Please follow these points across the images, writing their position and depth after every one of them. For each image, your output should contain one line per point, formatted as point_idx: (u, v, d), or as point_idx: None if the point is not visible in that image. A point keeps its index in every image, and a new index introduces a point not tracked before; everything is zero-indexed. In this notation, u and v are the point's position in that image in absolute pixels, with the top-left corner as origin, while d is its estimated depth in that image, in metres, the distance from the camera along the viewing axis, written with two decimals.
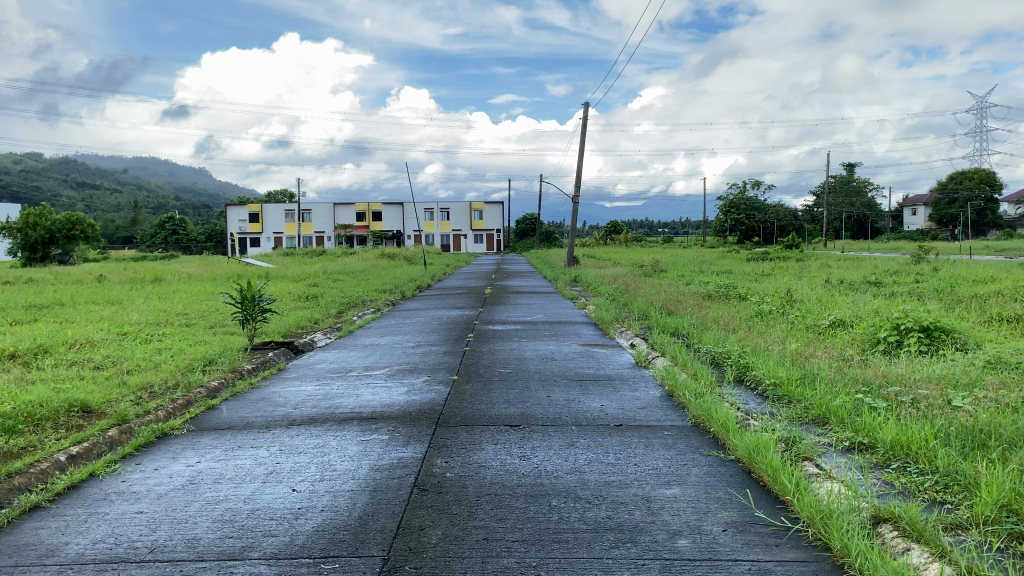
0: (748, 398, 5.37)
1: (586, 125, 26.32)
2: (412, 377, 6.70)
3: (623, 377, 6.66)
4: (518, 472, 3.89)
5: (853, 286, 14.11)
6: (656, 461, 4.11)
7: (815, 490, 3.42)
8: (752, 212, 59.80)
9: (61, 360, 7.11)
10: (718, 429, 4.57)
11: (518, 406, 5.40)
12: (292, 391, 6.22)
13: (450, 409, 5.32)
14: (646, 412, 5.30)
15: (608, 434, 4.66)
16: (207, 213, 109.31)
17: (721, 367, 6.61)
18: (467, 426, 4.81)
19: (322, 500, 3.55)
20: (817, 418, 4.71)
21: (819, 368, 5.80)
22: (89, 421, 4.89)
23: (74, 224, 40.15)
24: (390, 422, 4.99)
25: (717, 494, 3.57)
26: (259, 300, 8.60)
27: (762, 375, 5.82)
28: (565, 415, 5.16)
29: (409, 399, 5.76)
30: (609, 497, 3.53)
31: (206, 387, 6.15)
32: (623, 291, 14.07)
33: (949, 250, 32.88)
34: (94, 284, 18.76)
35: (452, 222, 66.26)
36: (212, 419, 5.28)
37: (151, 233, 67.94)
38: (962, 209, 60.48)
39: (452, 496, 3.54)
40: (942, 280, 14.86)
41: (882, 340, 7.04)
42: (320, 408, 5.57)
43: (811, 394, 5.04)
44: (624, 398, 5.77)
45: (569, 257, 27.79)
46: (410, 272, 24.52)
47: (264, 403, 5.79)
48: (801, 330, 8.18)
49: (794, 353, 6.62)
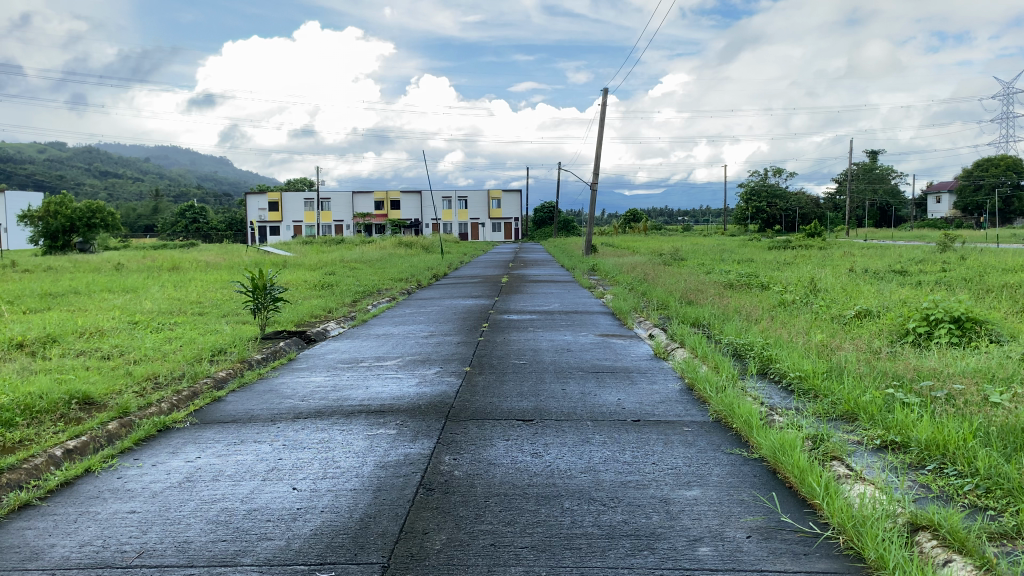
0: (772, 392, 5.16)
1: (606, 111, 26.09)
2: (424, 368, 6.53)
3: (641, 370, 6.45)
4: (530, 471, 3.70)
5: (879, 275, 13.73)
6: (676, 460, 3.90)
7: (846, 494, 3.22)
8: (773, 200, 59.13)
9: (69, 350, 6.98)
10: (740, 425, 4.37)
11: (531, 400, 5.20)
12: (301, 383, 6.06)
13: (461, 403, 5.14)
14: (665, 407, 5.08)
15: (626, 430, 4.46)
16: (227, 201, 109.99)
17: (743, 358, 6.39)
18: (477, 421, 4.62)
19: (323, 500, 3.38)
20: (845, 414, 4.48)
21: (846, 361, 5.54)
22: (89, 413, 4.75)
23: (95, 211, 40.46)
24: (399, 416, 4.82)
25: (739, 497, 3.36)
26: (271, 289, 8.43)
27: (787, 368, 5.59)
28: (580, 409, 4.95)
29: (420, 391, 5.58)
30: (625, 500, 3.33)
31: (213, 378, 6.00)
32: (642, 280, 13.83)
33: (980, 241, 32.32)
34: (111, 272, 18.69)
35: (471, 210, 66.08)
36: (217, 411, 5.14)
37: (172, 222, 68.37)
38: (988, 197, 59.41)
39: (459, 496, 3.36)
40: (971, 269, 14.43)
41: (912, 331, 6.77)
42: (328, 400, 5.40)
43: (839, 388, 4.81)
44: (642, 391, 5.56)
45: (589, 246, 27.51)
46: (429, 261, 24.43)
47: (271, 394, 5.63)
48: (826, 320, 7.95)
49: (819, 345, 6.38)
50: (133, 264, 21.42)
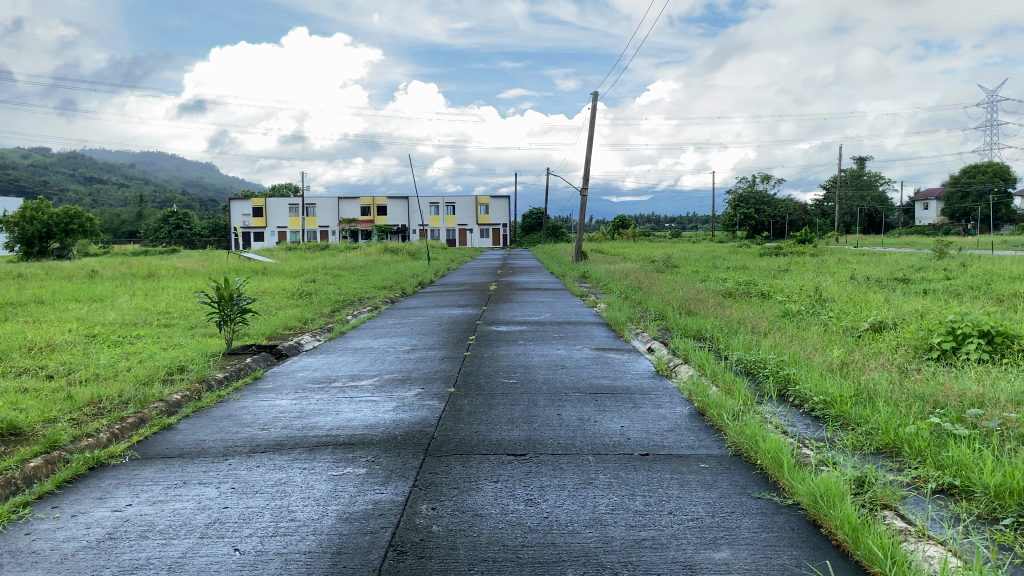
0: (796, 420, 4.55)
1: (594, 117, 25.64)
2: (403, 388, 5.89)
3: (644, 390, 5.83)
4: (524, 525, 3.07)
5: (881, 284, 13.17)
6: (697, 509, 3.28)
7: (914, 558, 2.61)
8: (761, 207, 58.77)
9: (9, 369, 6.30)
10: (767, 463, 3.76)
11: (523, 429, 4.57)
12: (265, 407, 5.41)
13: (443, 432, 4.50)
14: (674, 436, 4.47)
15: (634, 467, 3.84)
16: (211, 206, 109.19)
17: (757, 378, 5.78)
18: (462, 456, 4.00)
19: (268, 568, 2.73)
20: (885, 449, 3.88)
21: (877, 383, 4.95)
22: (12, 447, 4.10)
23: (73, 217, 39.53)
24: (371, 450, 4.18)
25: (780, 562, 2.75)
26: (238, 300, 7.78)
27: (809, 391, 4.99)
28: (579, 440, 4.33)
29: (397, 417, 4.93)
30: (641, 566, 2.71)
31: (165, 402, 5.35)
32: (635, 288, 13.25)
33: (970, 248, 32.15)
34: (84, 280, 17.86)
35: (459, 216, 65.45)
36: (164, 443, 4.48)
37: (155, 228, 67.39)
38: (976, 204, 59.31)
39: (438, 563, 2.73)
40: (975, 277, 13.90)
41: (938, 348, 6.19)
42: (291, 429, 4.75)
43: (876, 418, 4.21)
44: (648, 417, 4.93)
45: (579, 253, 26.94)
46: (415, 268, 23.72)
47: (228, 422, 4.98)
48: (839, 333, 7.37)
49: (840, 363, 5.77)
50: (109, 272, 20.59)
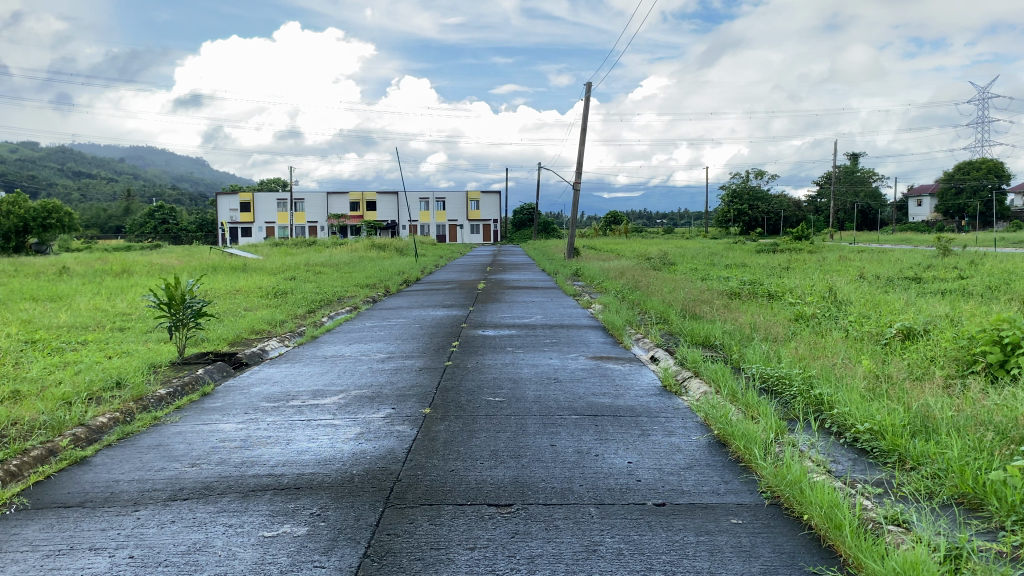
0: (840, 456, 3.75)
1: (587, 111, 24.78)
2: (371, 409, 5.04)
3: (654, 411, 5.01)
4: None
5: (894, 283, 12.33)
6: None
7: None
8: (755, 203, 57.89)
9: None
10: (819, 519, 2.96)
11: (509, 467, 3.74)
12: (204, 433, 4.56)
13: (410, 472, 3.67)
14: (694, 477, 3.64)
15: (651, 526, 3.01)
16: (199, 200, 107.87)
17: (781, 397, 4.97)
18: (430, 509, 3.17)
19: None
20: (966, 500, 3.08)
21: (933, 408, 4.14)
22: None
23: (51, 211, 38.45)
24: (319, 498, 3.35)
25: None
26: (191, 303, 6.93)
27: (852, 417, 4.18)
28: (578, 484, 3.50)
29: (358, 449, 4.08)
30: None
31: (85, 427, 4.50)
32: (634, 287, 12.41)
33: (969, 243, 31.39)
34: (51, 277, 16.91)
35: (449, 212, 64.66)
36: (65, 487, 3.63)
37: (142, 223, 66.19)
38: (971, 200, 58.64)
39: None
40: (993, 276, 13.11)
41: (987, 362, 5.38)
42: (227, 465, 3.89)
43: (946, 456, 3.40)
44: (660, 449, 4.10)
45: (571, 250, 26.04)
46: (402, 264, 22.83)
47: (155, 455, 4.12)
48: (864, 342, 6.59)
49: (878, 379, 4.98)
50: (79, 269, 19.49)
